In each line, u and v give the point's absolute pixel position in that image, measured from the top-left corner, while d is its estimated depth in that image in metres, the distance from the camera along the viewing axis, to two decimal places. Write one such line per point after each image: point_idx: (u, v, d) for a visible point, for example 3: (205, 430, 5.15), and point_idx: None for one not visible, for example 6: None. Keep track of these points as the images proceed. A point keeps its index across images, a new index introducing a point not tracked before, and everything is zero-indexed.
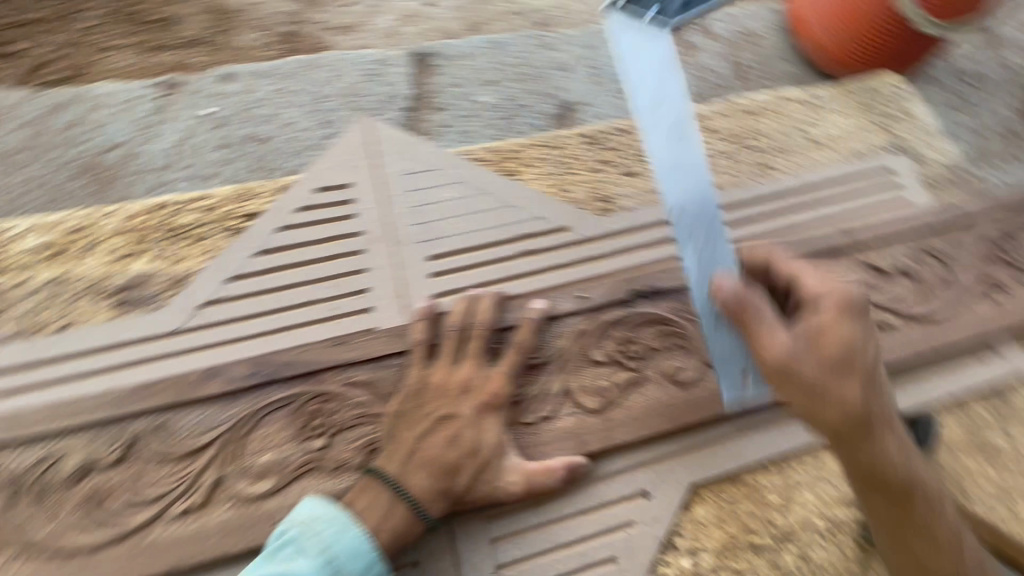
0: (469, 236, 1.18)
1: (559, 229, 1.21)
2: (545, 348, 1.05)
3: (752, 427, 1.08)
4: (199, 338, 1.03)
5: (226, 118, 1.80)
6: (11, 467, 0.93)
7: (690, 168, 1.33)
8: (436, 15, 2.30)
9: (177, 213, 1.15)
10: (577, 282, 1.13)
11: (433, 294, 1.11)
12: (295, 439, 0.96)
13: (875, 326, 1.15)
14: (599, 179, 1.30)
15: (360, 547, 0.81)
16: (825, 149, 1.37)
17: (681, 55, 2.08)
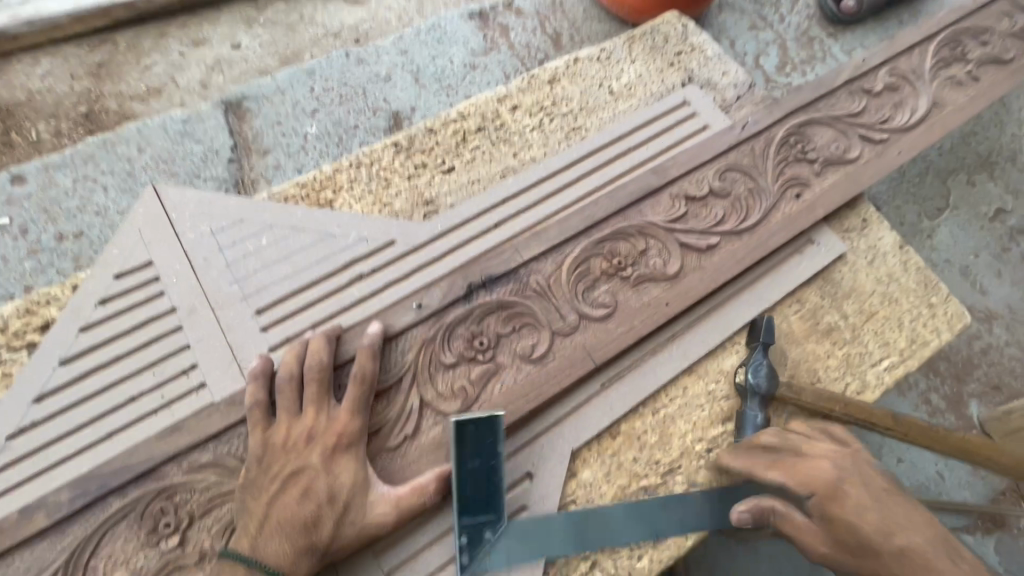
0: (294, 277, 1.14)
1: (386, 245, 1.19)
2: (392, 368, 1.03)
3: (615, 380, 1.11)
4: (12, 475, 0.94)
5: (29, 221, 1.64)
6: None
7: (505, 150, 1.35)
8: (246, 58, 2.21)
9: None
10: (414, 292, 1.12)
11: (267, 348, 1.06)
12: (146, 546, 0.91)
13: (703, 250, 1.22)
14: (417, 184, 1.29)
15: None
16: (624, 99, 1.45)
17: (496, 40, 2.12)
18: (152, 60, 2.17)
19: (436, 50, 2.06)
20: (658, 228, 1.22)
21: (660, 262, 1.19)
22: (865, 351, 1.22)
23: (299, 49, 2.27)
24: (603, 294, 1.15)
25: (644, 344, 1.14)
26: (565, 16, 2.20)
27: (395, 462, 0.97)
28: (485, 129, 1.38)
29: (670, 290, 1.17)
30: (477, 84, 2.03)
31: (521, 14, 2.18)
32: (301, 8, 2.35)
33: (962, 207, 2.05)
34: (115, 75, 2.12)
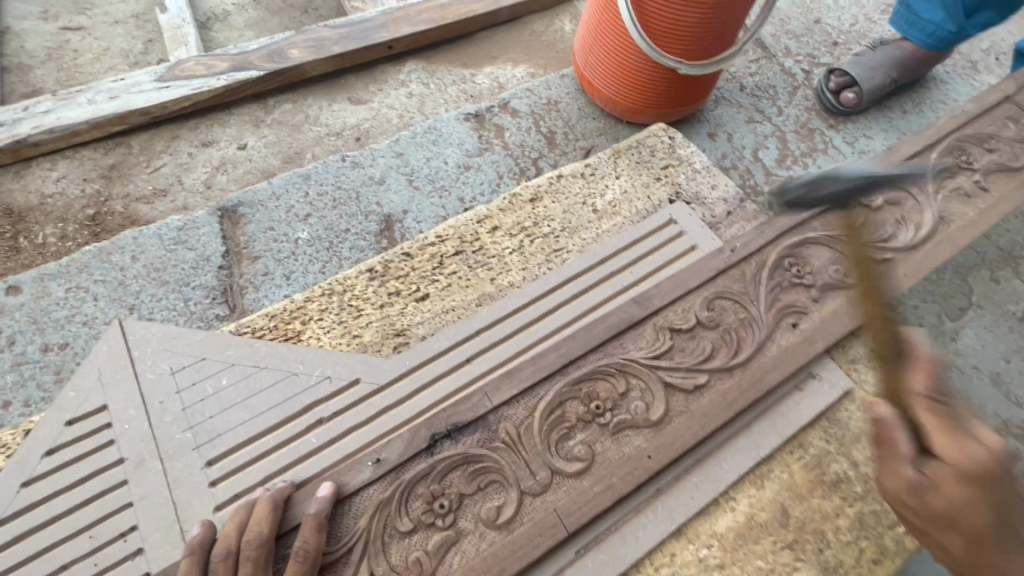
0: (250, 424, 1.08)
1: (349, 386, 1.13)
2: (340, 537, 0.95)
3: (589, 547, 1.00)
4: None
5: (18, 332, 1.65)
6: None
7: (482, 275, 1.31)
8: (250, 159, 2.28)
9: None
10: (372, 443, 1.05)
11: (213, 507, 1.00)
12: None
13: (690, 390, 1.12)
14: (388, 314, 1.25)
15: None
16: (608, 218, 1.41)
17: (491, 140, 2.15)
18: (161, 162, 2.25)
19: (431, 152, 2.09)
20: (641, 365, 1.14)
21: (642, 406, 1.10)
22: (881, 510, 1.07)
23: (301, 149, 2.34)
24: (578, 445, 1.06)
25: (623, 504, 1.03)
26: (560, 115, 2.23)
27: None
28: (462, 252, 1.34)
29: (654, 438, 1.07)
30: (470, 184, 2.04)
31: (516, 113, 2.23)
32: (307, 109, 2.44)
33: (987, 306, 1.91)
34: (125, 177, 2.21)
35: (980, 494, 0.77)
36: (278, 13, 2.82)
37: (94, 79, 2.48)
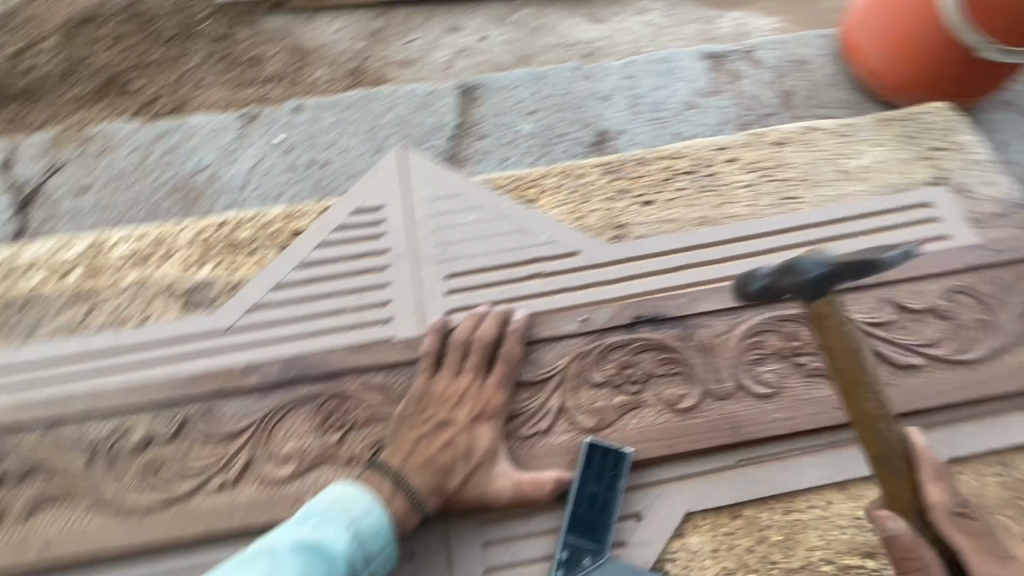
0: (484, 257, 1.26)
1: (571, 254, 1.24)
2: (544, 366, 1.11)
3: (752, 460, 1.06)
4: (246, 338, 1.18)
5: (294, 143, 2.03)
6: (93, 435, 1.10)
7: (711, 198, 1.34)
8: (487, 50, 2.43)
9: (237, 228, 1.35)
10: (583, 306, 1.18)
11: (447, 309, 1.20)
12: (315, 432, 1.09)
13: (900, 367, 1.11)
14: (614, 207, 1.34)
15: (383, 528, 0.93)
16: (856, 181, 1.34)
17: (724, 85, 2.09)
18: (413, 37, 2.43)
19: (661, 82, 2.10)
20: (855, 327, 1.13)
21: None
22: None
23: (533, 52, 2.43)
24: (770, 373, 1.10)
25: (796, 439, 1.07)
26: (807, 77, 2.09)
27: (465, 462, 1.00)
28: (695, 172, 1.38)
29: None
30: (691, 122, 2.03)
31: (759, 64, 2.12)
32: (546, 17, 2.46)
33: None
34: (384, 43, 2.40)
35: None
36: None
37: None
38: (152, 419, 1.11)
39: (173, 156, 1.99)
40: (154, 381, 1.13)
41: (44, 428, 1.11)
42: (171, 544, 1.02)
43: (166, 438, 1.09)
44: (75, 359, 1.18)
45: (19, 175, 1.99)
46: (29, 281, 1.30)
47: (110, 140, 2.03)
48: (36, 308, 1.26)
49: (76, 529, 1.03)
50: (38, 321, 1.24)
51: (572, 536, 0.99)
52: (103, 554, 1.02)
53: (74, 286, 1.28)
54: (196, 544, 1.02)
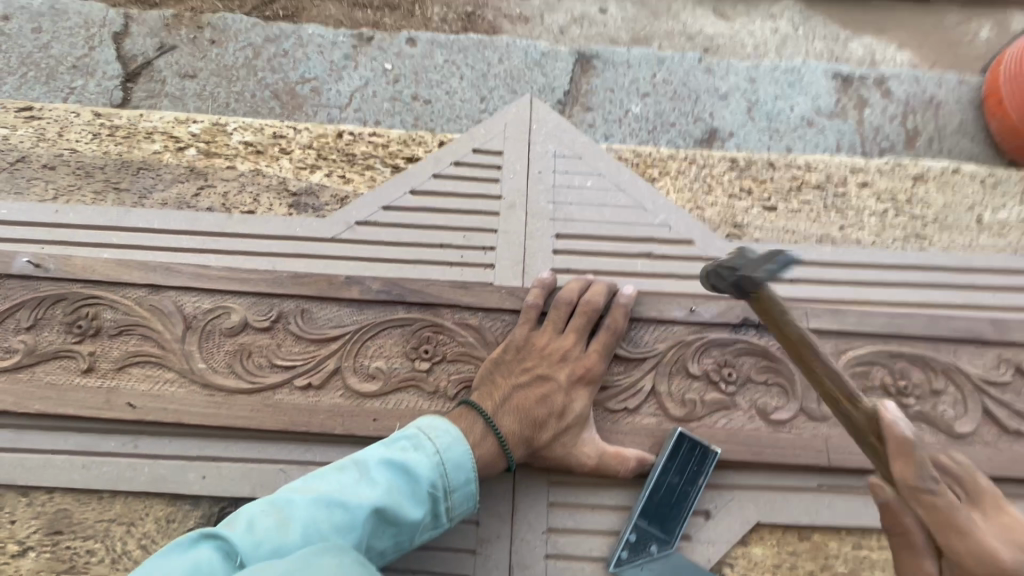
0: (600, 224, 1.18)
1: (684, 243, 1.18)
2: (642, 345, 1.09)
3: (833, 488, 1.03)
4: (349, 251, 1.15)
5: (402, 74, 1.80)
6: (188, 308, 1.10)
7: (833, 218, 1.30)
8: (605, 22, 1.95)
9: (355, 142, 1.33)
10: (691, 296, 1.13)
11: (552, 269, 1.15)
12: (405, 356, 1.08)
13: (1007, 431, 1.07)
14: (734, 206, 1.31)
15: (467, 463, 0.89)
16: (991, 234, 1.29)
17: (849, 109, 1.89)
18: None
19: (781, 91, 1.87)
20: (968, 380, 1.09)
21: (950, 413, 1.08)
22: None
23: (652, 35, 1.98)
24: None
25: None
26: (937, 119, 1.89)
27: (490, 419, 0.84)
28: (823, 190, 1.32)
29: (945, 445, 1.06)
30: (806, 142, 1.83)
31: (889, 95, 1.91)
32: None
33: None
34: None
35: None
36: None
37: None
38: (248, 305, 1.10)
39: (278, 61, 1.76)
40: (253, 270, 1.11)
41: (141, 294, 1.10)
42: (252, 430, 1.04)
43: (259, 327, 1.09)
44: (177, 232, 1.15)
45: (125, 47, 1.72)
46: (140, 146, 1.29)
47: (224, 32, 1.76)
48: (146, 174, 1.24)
49: (160, 395, 1.05)
50: (149, 187, 1.22)
51: (645, 520, 0.97)
52: (185, 425, 1.04)
53: (189, 162, 1.26)
54: (275, 435, 1.04)
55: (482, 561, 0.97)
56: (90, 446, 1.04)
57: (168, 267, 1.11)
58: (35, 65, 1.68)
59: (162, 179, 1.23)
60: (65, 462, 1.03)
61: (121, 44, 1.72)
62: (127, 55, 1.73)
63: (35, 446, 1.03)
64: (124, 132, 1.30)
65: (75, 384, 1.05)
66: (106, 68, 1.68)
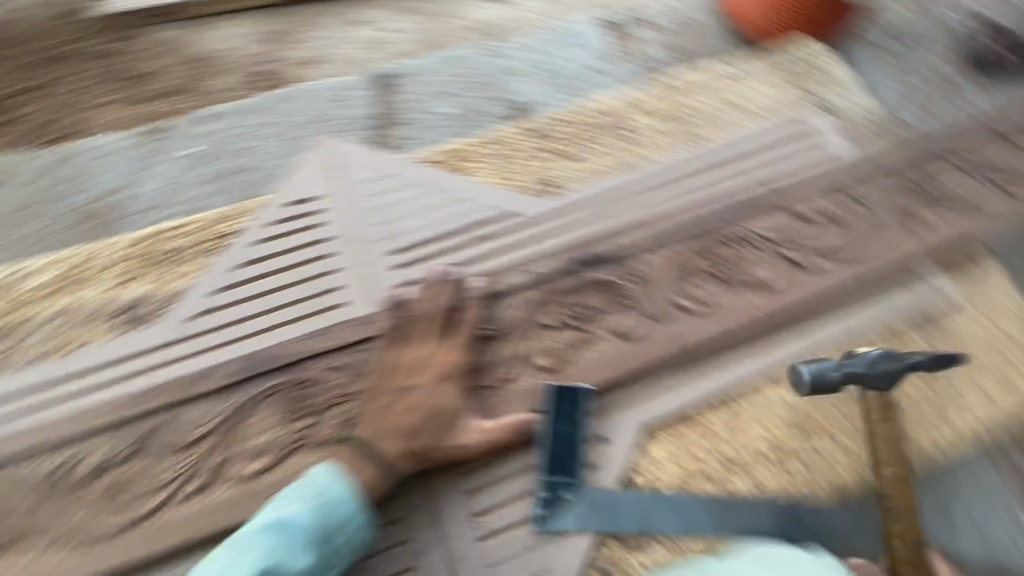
0: (415, 220, 1.24)
1: (501, 216, 1.25)
2: (495, 320, 1.17)
3: (694, 373, 1.15)
4: (192, 346, 1.11)
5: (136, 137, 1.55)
6: (41, 470, 1.03)
7: (620, 141, 1.34)
8: None
9: (156, 241, 1.20)
10: (522, 261, 1.21)
11: (393, 285, 1.18)
12: (285, 420, 1.08)
13: (805, 268, 1.23)
14: (537, 153, 1.32)
15: (346, 495, 0.95)
16: (753, 106, 1.38)
17: None
18: None
19: None
20: (766, 238, 1.25)
21: (766, 272, 1.22)
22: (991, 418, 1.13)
23: None
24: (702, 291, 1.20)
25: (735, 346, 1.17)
26: None
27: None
28: (612, 110, 1.37)
29: (769, 299, 1.20)
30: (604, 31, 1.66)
31: None
32: None
33: None
34: None
35: None
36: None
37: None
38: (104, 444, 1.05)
39: None
40: (94, 410, 1.06)
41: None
42: (155, 559, 1.00)
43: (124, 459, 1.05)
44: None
45: None
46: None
47: None
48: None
49: (45, 565, 0.99)
50: None
51: (548, 471, 1.06)
52: None
53: None
54: (181, 553, 1.01)
55: (426, 573, 1.01)
56: None
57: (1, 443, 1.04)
58: None
59: None
60: None
61: None
62: None
63: None
64: None
65: None
66: None
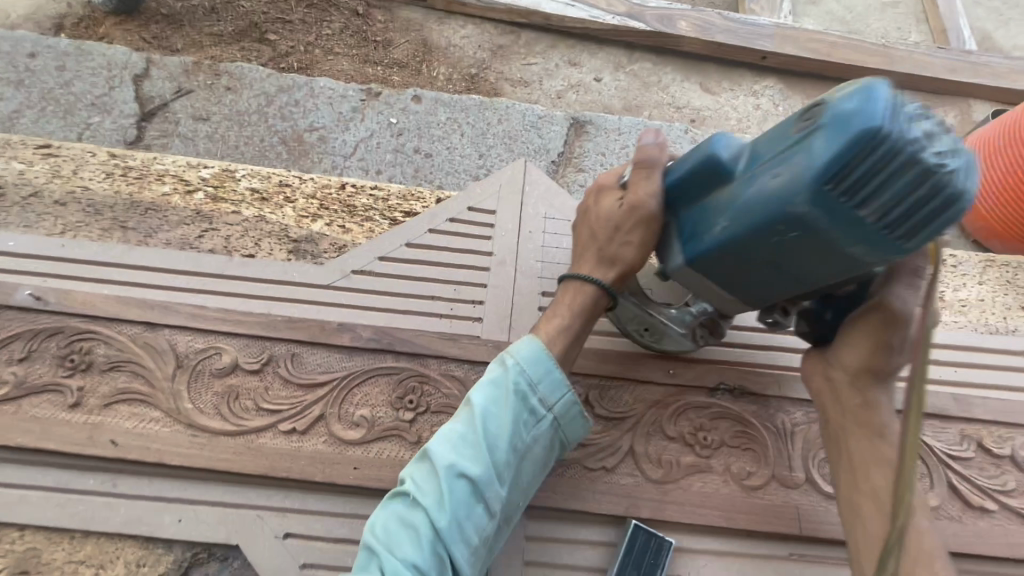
0: (756, 384, 1.15)
1: (779, 437, 1.11)
2: (699, 518, 1.03)
3: None
4: (355, 301, 1.20)
5: (490, 152, 2.06)
6: (181, 347, 1.11)
7: (961, 470, 1.10)
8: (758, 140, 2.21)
9: (356, 194, 1.40)
10: (768, 490, 1.06)
11: (638, 404, 1.12)
12: (389, 405, 1.08)
13: None
14: (931, 430, 1.13)
15: (545, 355, 1.00)
16: None
17: None
18: (684, 113, 2.51)
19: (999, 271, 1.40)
20: None
21: None
22: None
23: None
24: None
25: None
26: None
27: (850, 352, 0.98)
28: None
29: None
30: None
31: None
32: None
33: None
34: (654, 101, 2.52)
35: (870, 354, 0.96)
36: (917, 94, 2.61)
37: (760, 33, 2.59)
38: (396, 346, 1.13)
39: (311, 118, 2.07)
40: (420, 320, 1.20)
41: (309, 308, 1.18)
42: (235, 475, 1.01)
43: (403, 364, 1.12)
44: (180, 273, 1.20)
45: (308, 112, 2.08)
46: (343, 190, 1.40)
47: (306, 109, 2.09)
48: (348, 216, 1.36)
49: (145, 432, 1.02)
50: (156, 227, 1.29)
51: None
52: (165, 465, 1.01)
53: (196, 206, 1.33)
54: (255, 480, 1.01)
55: None
56: (66, 479, 1.00)
57: (168, 307, 1.13)
58: (183, 117, 2.06)
59: (168, 221, 1.30)
60: (42, 499, 0.99)
61: (292, 106, 2.08)
62: (248, 115, 2.07)
63: (14, 481, 1.00)
64: (136, 173, 1.36)
65: (58, 419, 1.03)
66: (215, 129, 2.04)
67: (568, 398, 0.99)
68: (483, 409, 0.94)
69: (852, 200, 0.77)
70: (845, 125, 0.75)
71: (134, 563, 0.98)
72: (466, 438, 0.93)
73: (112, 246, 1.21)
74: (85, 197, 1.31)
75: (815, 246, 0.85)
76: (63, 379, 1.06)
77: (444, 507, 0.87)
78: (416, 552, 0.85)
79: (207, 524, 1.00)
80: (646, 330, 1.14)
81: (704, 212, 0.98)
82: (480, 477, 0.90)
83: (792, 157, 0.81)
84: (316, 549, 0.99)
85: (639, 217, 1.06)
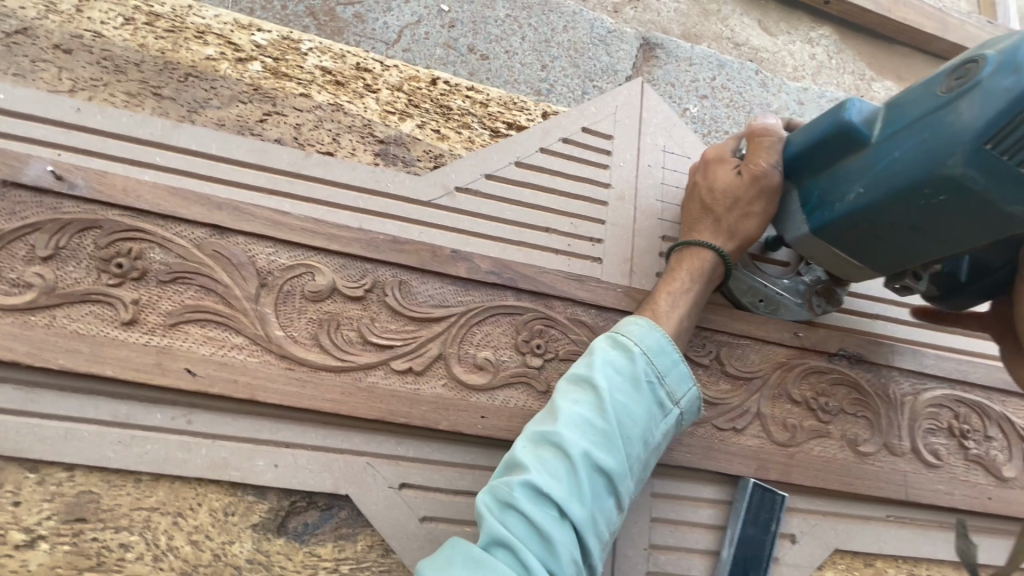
0: (872, 352, 1.14)
1: (890, 406, 1.12)
2: (818, 481, 1.03)
3: None
4: (463, 224, 1.02)
5: (555, 64, 1.81)
6: (262, 261, 0.89)
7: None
8: (818, 95, 2.12)
9: (449, 94, 1.18)
10: (878, 457, 1.08)
11: (764, 366, 1.07)
12: (515, 349, 0.96)
13: None
14: (1011, 406, 1.19)
15: (668, 345, 0.86)
16: None
17: None
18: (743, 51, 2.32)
19: None
20: None
21: None
22: None
23: None
24: None
25: None
26: None
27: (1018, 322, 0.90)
28: None
29: None
30: None
31: None
32: (855, 84, 2.39)
33: None
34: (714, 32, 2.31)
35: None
36: None
37: None
38: (520, 283, 0.99)
39: None
40: (537, 254, 1.05)
41: (412, 228, 0.99)
42: (343, 418, 0.86)
43: (527, 304, 0.99)
44: (246, 166, 0.94)
45: None
46: (434, 86, 1.18)
47: None
48: (442, 119, 1.15)
49: (228, 363, 0.83)
50: (203, 101, 1.00)
51: None
52: (255, 403, 0.83)
53: (253, 80, 1.05)
54: (365, 425, 0.88)
55: None
56: (125, 413, 0.80)
57: (240, 208, 0.89)
58: None
59: (219, 95, 1.01)
60: (94, 435, 0.79)
61: None
62: None
63: (53, 412, 0.78)
64: (167, 24, 1.05)
65: (110, 338, 0.81)
66: None
67: (693, 392, 0.86)
68: (605, 389, 0.79)
69: (1014, 158, 0.72)
70: (1007, 78, 0.71)
71: (220, 512, 0.82)
72: (593, 425, 0.77)
73: (150, 119, 0.93)
74: (99, 45, 0.99)
75: (969, 209, 0.77)
76: (110, 288, 0.83)
77: (582, 500, 0.73)
78: (553, 558, 0.69)
79: (309, 471, 0.85)
80: (761, 300, 1.09)
81: (839, 178, 0.89)
82: (613, 471, 0.76)
83: (942, 119, 0.76)
84: (437, 502, 0.88)
85: (759, 188, 0.97)
